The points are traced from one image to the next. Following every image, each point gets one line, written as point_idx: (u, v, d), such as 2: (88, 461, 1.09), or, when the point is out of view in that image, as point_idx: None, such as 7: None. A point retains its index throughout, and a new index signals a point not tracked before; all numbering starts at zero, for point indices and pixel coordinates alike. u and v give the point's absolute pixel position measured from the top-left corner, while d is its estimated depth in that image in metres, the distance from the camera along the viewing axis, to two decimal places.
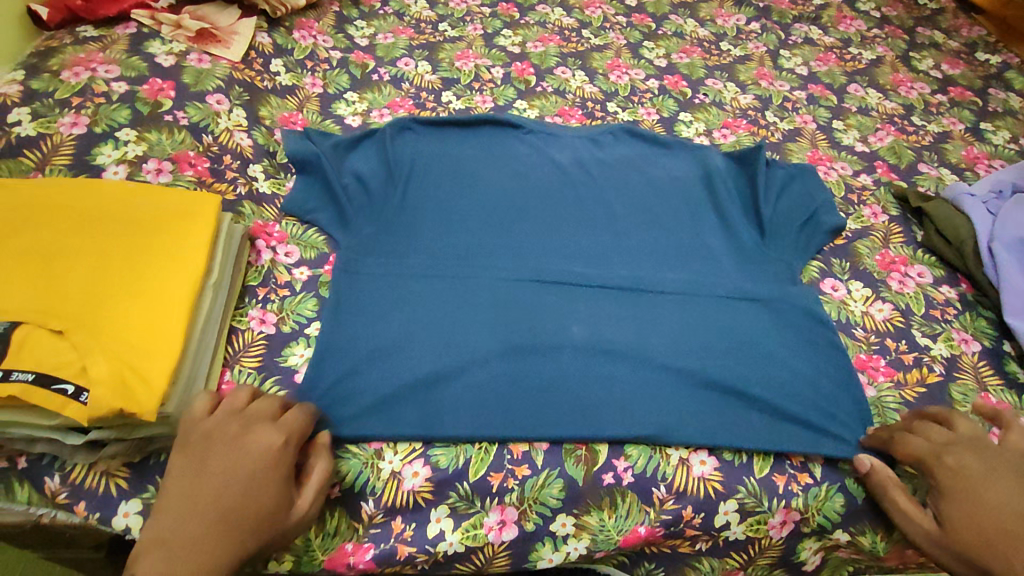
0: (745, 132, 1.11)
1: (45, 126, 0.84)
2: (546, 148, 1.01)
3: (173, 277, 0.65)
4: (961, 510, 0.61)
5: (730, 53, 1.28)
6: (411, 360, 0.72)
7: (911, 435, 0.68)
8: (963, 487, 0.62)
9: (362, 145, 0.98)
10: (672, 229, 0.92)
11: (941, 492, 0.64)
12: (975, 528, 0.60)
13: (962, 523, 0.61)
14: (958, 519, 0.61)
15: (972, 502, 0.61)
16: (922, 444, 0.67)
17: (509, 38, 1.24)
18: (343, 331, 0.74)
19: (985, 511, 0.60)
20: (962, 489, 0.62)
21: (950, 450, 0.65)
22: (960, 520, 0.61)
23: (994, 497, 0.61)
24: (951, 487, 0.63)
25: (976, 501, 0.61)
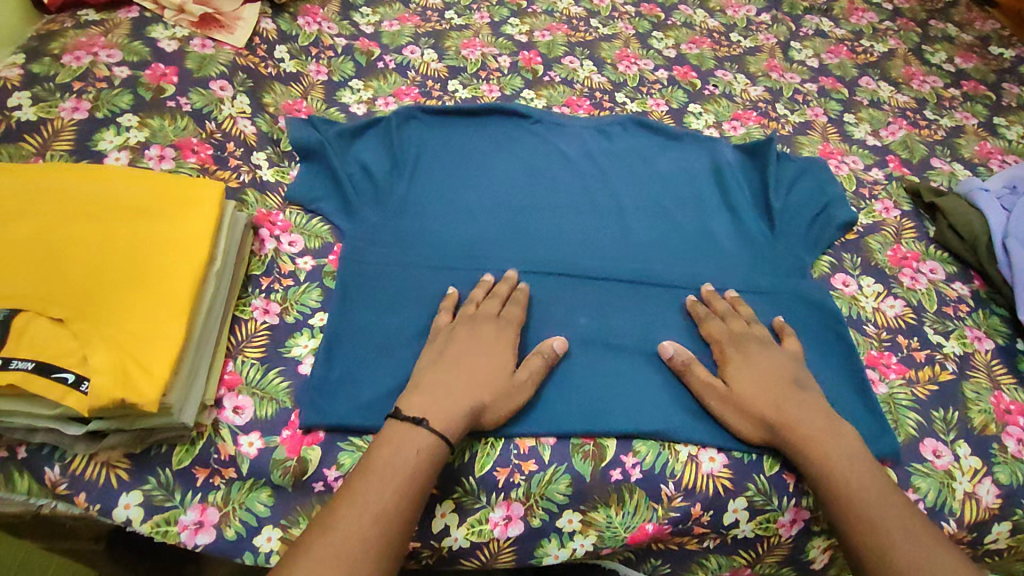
0: (756, 124, 1.09)
1: (46, 111, 0.82)
2: (554, 138, 1.00)
3: (175, 264, 0.64)
4: (750, 378, 0.69)
5: (741, 44, 1.26)
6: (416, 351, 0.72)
7: (712, 319, 0.75)
8: (755, 361, 0.70)
9: (367, 134, 0.97)
10: (681, 221, 0.90)
11: (729, 362, 0.71)
12: (760, 396, 0.68)
13: (752, 390, 0.68)
14: (746, 385, 0.69)
15: (749, 371, 0.69)
16: (719, 327, 0.74)
17: (516, 27, 1.22)
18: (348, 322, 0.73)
19: (765, 381, 0.69)
20: (751, 363, 0.70)
21: (744, 332, 0.73)
22: (748, 387, 0.69)
23: (774, 371, 0.69)
24: (741, 359, 0.71)
25: (756, 371, 0.69)
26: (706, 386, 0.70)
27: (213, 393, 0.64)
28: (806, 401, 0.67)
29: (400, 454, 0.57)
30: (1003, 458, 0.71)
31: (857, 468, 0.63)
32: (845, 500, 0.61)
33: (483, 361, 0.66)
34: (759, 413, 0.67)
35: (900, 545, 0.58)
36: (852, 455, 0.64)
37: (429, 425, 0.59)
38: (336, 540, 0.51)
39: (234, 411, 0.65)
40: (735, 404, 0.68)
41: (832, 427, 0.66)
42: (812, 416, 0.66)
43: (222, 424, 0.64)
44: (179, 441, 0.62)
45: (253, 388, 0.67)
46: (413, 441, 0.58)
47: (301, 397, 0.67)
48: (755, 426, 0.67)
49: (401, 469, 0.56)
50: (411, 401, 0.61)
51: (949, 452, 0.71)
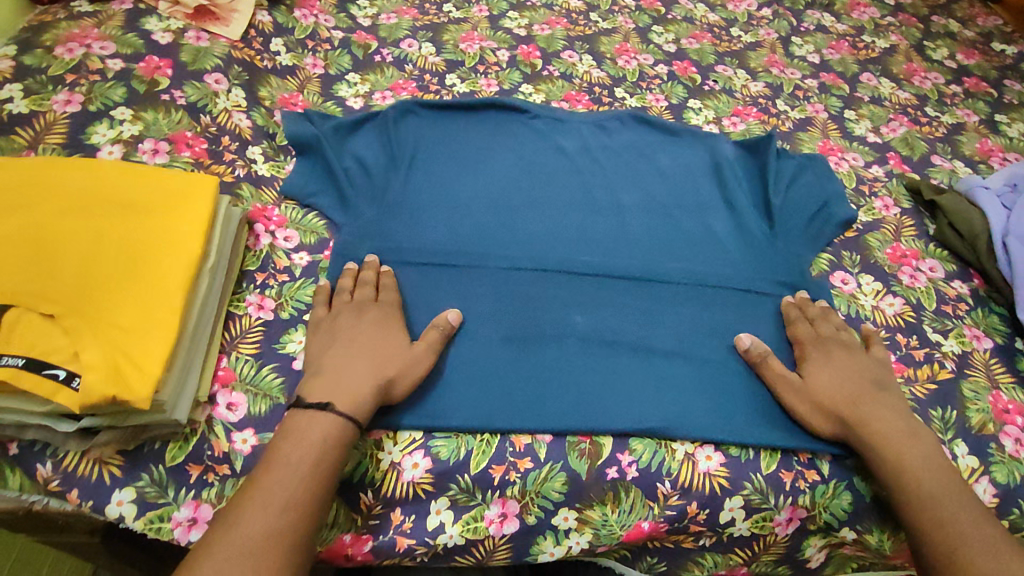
0: (755, 120, 1.08)
1: (38, 103, 0.81)
2: (553, 134, 0.99)
3: (168, 259, 0.63)
4: (831, 376, 0.70)
5: (741, 39, 1.25)
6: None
7: (799, 320, 0.76)
8: (837, 362, 0.71)
9: (364, 128, 0.96)
10: (679, 217, 0.90)
11: (808, 361, 0.72)
12: (844, 397, 0.68)
13: (834, 387, 0.69)
14: (825, 383, 0.70)
15: (832, 371, 0.70)
16: (806, 329, 0.75)
17: (515, 21, 1.21)
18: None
19: (845, 382, 0.69)
20: (835, 364, 0.71)
21: (828, 336, 0.74)
22: (829, 384, 0.70)
23: (858, 371, 0.70)
24: (822, 359, 0.72)
25: (838, 371, 0.70)
26: (781, 379, 0.71)
27: (207, 389, 0.64)
28: (886, 403, 0.68)
29: (301, 445, 0.56)
30: (1000, 458, 0.70)
31: (929, 469, 0.64)
32: (915, 499, 0.62)
33: (376, 343, 0.66)
34: (833, 407, 0.68)
35: (970, 542, 0.59)
36: (929, 459, 0.64)
37: (335, 410, 0.59)
38: (239, 536, 0.50)
39: (227, 408, 0.64)
40: (810, 397, 0.69)
41: (911, 431, 0.66)
42: (891, 417, 0.67)
43: (216, 421, 0.63)
44: (172, 437, 0.61)
45: (247, 384, 0.66)
46: (316, 430, 0.58)
47: (295, 393, 0.67)
48: (828, 419, 0.68)
49: (303, 460, 0.56)
50: (313, 390, 0.61)
51: (946, 451, 0.70)
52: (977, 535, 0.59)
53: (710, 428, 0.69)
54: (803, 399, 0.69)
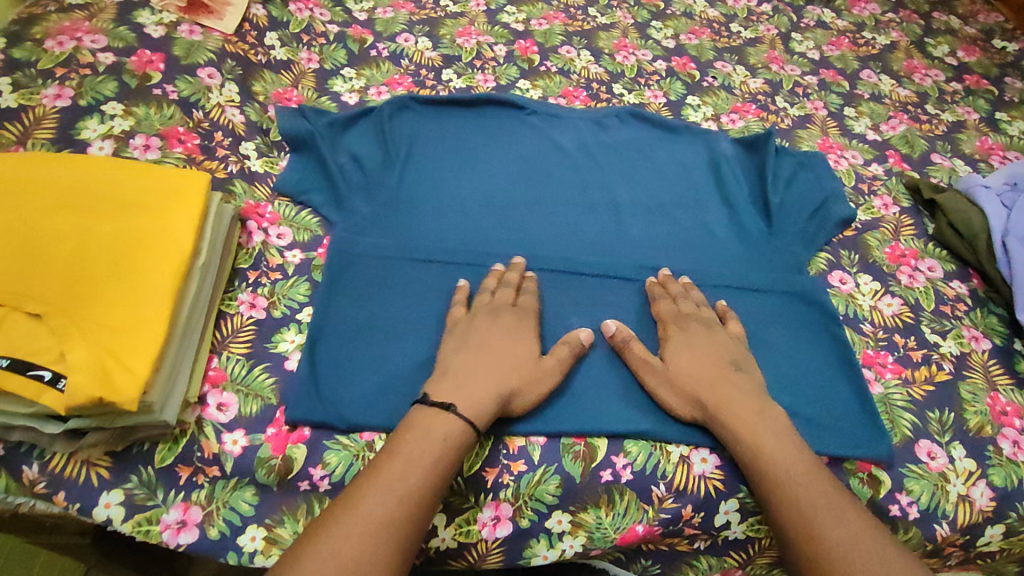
0: (754, 117, 1.07)
1: (27, 98, 0.80)
2: (551, 130, 0.98)
3: (157, 257, 0.62)
4: (687, 356, 0.69)
5: (741, 35, 1.24)
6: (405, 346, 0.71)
7: (662, 298, 0.75)
8: (697, 342, 0.70)
9: (360, 124, 0.95)
10: (676, 215, 0.89)
11: (669, 341, 0.71)
12: (693, 378, 0.67)
13: (682, 370, 0.68)
14: (683, 364, 0.68)
15: (688, 354, 0.69)
16: (668, 306, 0.74)
17: (513, 15, 1.20)
18: (337, 315, 0.72)
19: (702, 362, 0.68)
20: (688, 343, 0.70)
21: (689, 313, 0.73)
22: (685, 364, 0.68)
23: (714, 352, 0.69)
24: (681, 338, 0.70)
25: (696, 351, 0.69)
26: (643, 363, 0.69)
27: (197, 390, 0.63)
28: (739, 382, 0.67)
29: (426, 441, 0.57)
30: (997, 461, 0.70)
31: (785, 451, 0.62)
32: (772, 477, 0.60)
33: (509, 350, 0.66)
34: (693, 390, 0.66)
35: (820, 519, 0.57)
36: (783, 441, 0.63)
37: (456, 411, 0.59)
38: (362, 519, 0.51)
39: (218, 408, 0.64)
40: (668, 380, 0.68)
41: (762, 407, 0.65)
42: (744, 394, 0.66)
43: (205, 422, 0.63)
44: (161, 438, 0.61)
45: (238, 385, 0.66)
46: (445, 430, 0.58)
47: (287, 393, 0.66)
48: (686, 403, 0.67)
49: (426, 455, 0.56)
50: (450, 389, 0.61)
51: (943, 454, 0.70)
52: (826, 510, 0.58)
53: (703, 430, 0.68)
54: (667, 385, 0.68)
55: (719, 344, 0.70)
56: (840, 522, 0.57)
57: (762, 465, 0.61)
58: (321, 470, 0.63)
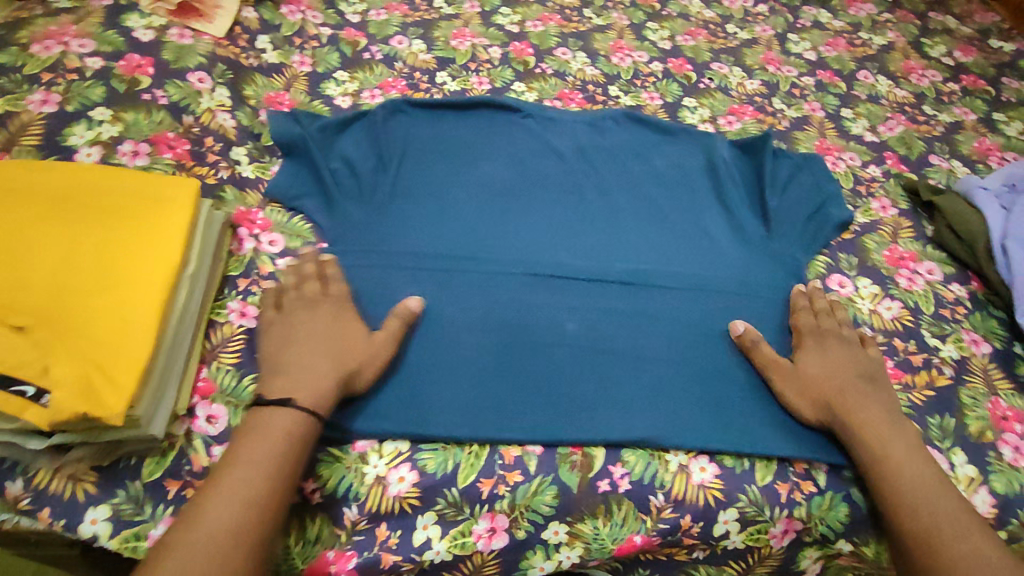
0: (751, 119, 1.06)
1: (12, 104, 0.79)
2: (546, 134, 0.98)
3: (145, 268, 0.62)
4: (820, 364, 0.70)
5: (737, 36, 1.24)
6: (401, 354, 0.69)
7: (804, 310, 0.76)
8: (840, 352, 0.71)
9: (354, 128, 0.94)
10: (673, 217, 0.88)
11: (802, 350, 0.72)
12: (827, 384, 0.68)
13: (813, 376, 0.69)
14: (814, 370, 0.70)
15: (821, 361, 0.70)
16: (807, 319, 0.75)
17: (507, 17, 1.19)
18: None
19: (836, 369, 0.69)
20: (824, 352, 0.71)
21: (829, 327, 0.73)
22: (818, 369, 0.69)
23: (851, 363, 0.70)
24: (817, 345, 0.72)
25: (829, 360, 0.70)
26: (774, 364, 0.71)
27: (185, 402, 0.62)
28: (875, 393, 0.68)
29: (266, 440, 0.55)
30: (999, 467, 0.69)
31: (915, 463, 0.63)
32: (896, 485, 0.62)
33: (335, 335, 0.64)
34: (822, 394, 0.68)
35: (943, 526, 0.59)
36: (912, 453, 0.63)
37: (296, 405, 0.58)
38: (201, 532, 0.50)
39: (207, 421, 0.63)
40: (800, 384, 0.69)
41: (894, 417, 0.66)
42: (875, 403, 0.67)
43: (195, 434, 0.62)
44: (149, 452, 0.60)
45: (228, 396, 0.65)
46: (288, 426, 0.57)
47: None
48: (815, 407, 0.68)
49: (269, 456, 0.55)
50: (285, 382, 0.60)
51: (944, 460, 0.69)
52: (950, 518, 0.59)
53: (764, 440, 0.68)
54: (797, 386, 0.69)
55: (859, 355, 0.70)
56: (960, 528, 0.58)
57: (888, 470, 0.63)
58: (314, 483, 0.62)
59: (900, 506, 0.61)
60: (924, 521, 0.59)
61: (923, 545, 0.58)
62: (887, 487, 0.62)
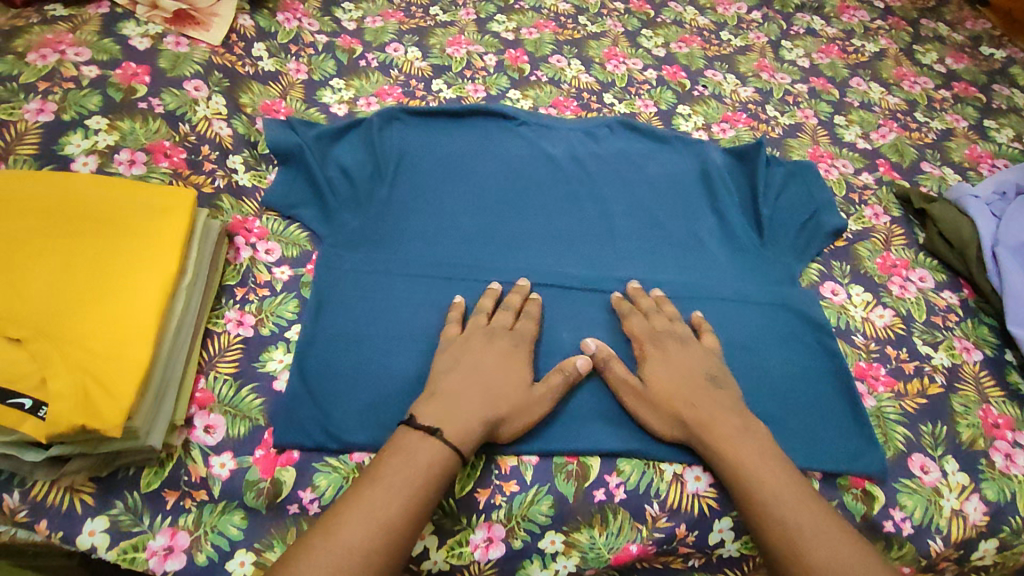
0: (745, 126, 1.07)
1: (8, 113, 0.79)
2: (541, 142, 0.99)
3: (142, 279, 0.62)
4: (665, 371, 0.68)
5: (731, 43, 1.25)
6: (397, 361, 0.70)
7: (633, 315, 0.74)
8: (685, 360, 0.69)
9: (351, 136, 0.95)
10: (668, 226, 0.89)
11: (648, 360, 0.69)
12: (670, 391, 0.66)
13: (665, 391, 0.67)
14: (661, 380, 0.67)
15: (661, 366, 0.68)
16: (641, 324, 0.73)
17: (503, 24, 1.20)
18: (326, 329, 0.72)
19: (674, 376, 0.67)
20: (668, 360, 0.69)
21: (661, 329, 0.72)
22: (664, 382, 0.67)
23: (687, 368, 0.68)
24: (659, 356, 0.69)
25: (671, 367, 0.68)
26: (623, 383, 0.68)
27: (183, 414, 0.62)
28: (718, 398, 0.66)
29: (411, 466, 0.55)
30: (991, 475, 0.70)
31: (765, 466, 0.61)
32: (750, 495, 0.59)
33: (498, 374, 0.64)
34: (669, 404, 0.66)
35: (805, 537, 0.56)
36: (764, 458, 0.62)
37: (442, 436, 0.57)
38: (332, 553, 0.49)
39: (205, 431, 0.63)
40: (649, 399, 0.67)
41: (745, 426, 0.64)
42: (728, 413, 0.65)
43: (193, 444, 0.62)
44: (147, 463, 0.60)
45: (225, 406, 0.65)
46: (423, 452, 0.56)
47: (276, 413, 0.65)
48: (669, 424, 0.66)
49: (413, 481, 0.54)
50: (446, 413, 0.60)
51: (936, 468, 0.70)
52: (812, 529, 0.56)
53: (685, 447, 0.67)
54: (647, 403, 0.67)
55: (697, 364, 0.68)
56: (830, 540, 0.55)
57: (748, 484, 0.60)
58: (311, 493, 0.62)
59: (763, 523, 0.58)
60: (790, 536, 0.56)
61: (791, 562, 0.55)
62: (750, 504, 0.59)
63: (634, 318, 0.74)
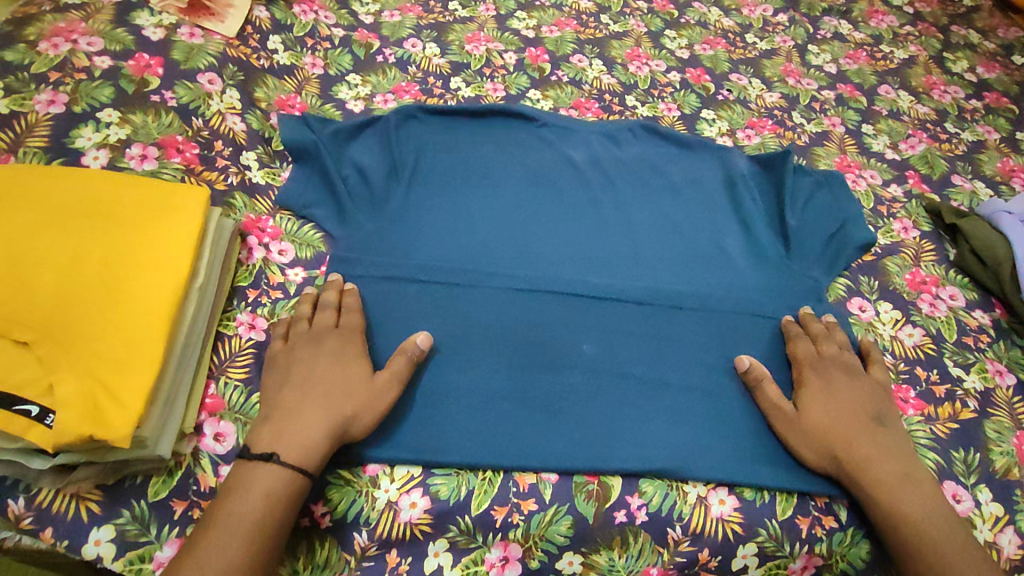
0: (771, 133, 1.04)
1: (18, 103, 0.77)
2: (562, 145, 0.97)
3: (154, 282, 0.60)
4: (827, 407, 0.67)
5: (756, 46, 1.22)
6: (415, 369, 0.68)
7: (800, 338, 0.73)
8: (841, 391, 0.68)
9: (366, 134, 0.92)
10: (692, 236, 0.87)
11: (805, 388, 0.69)
12: (835, 426, 0.66)
13: (827, 422, 0.66)
14: (822, 414, 0.66)
15: (825, 399, 0.67)
16: (807, 349, 0.72)
17: (523, 21, 1.18)
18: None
19: (844, 412, 0.66)
20: (834, 390, 0.68)
21: (828, 357, 0.71)
22: (822, 416, 0.66)
23: (856, 404, 0.67)
24: (820, 386, 0.69)
25: (836, 401, 0.67)
26: (777, 409, 0.68)
27: (192, 421, 0.60)
28: (884, 438, 0.65)
29: (246, 501, 0.53)
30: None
31: (929, 517, 0.61)
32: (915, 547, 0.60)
33: (326, 380, 0.61)
34: (830, 441, 0.65)
35: None
36: (926, 503, 0.62)
37: (279, 461, 0.55)
38: None
39: (215, 439, 0.61)
40: (803, 430, 0.66)
41: (909, 466, 0.64)
42: (889, 448, 0.65)
43: (202, 453, 0.60)
44: (155, 471, 0.58)
45: (236, 414, 0.63)
46: (261, 484, 0.54)
47: None
48: (821, 455, 0.65)
49: (249, 517, 0.52)
50: (285, 429, 0.57)
51: (969, 497, 0.67)
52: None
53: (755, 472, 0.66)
54: (802, 434, 0.66)
55: (853, 398, 0.67)
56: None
57: (905, 526, 0.61)
58: (324, 506, 0.60)
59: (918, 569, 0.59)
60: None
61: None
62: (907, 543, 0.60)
63: (799, 343, 0.73)
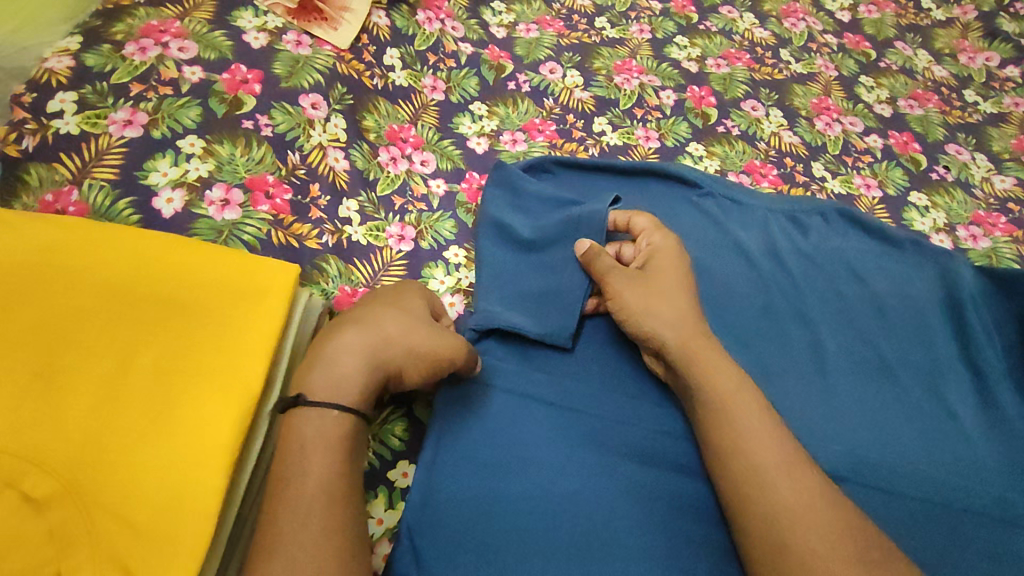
0: (1003, 235, 0.82)
1: (91, 122, 0.63)
2: (730, 223, 0.76)
3: (212, 414, 0.46)
4: (664, 279, 0.63)
5: (978, 107, 0.96)
6: (556, 527, 0.55)
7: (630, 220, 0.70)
8: (656, 254, 0.65)
9: (532, 193, 0.74)
10: (902, 378, 0.67)
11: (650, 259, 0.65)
12: (670, 289, 0.62)
13: (635, 285, 0.62)
14: (663, 281, 0.62)
15: (666, 268, 0.64)
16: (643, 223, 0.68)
17: (685, 50, 0.96)
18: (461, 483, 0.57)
19: (675, 285, 0.62)
20: (670, 261, 0.64)
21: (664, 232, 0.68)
22: (661, 283, 0.62)
23: (683, 281, 0.63)
24: (664, 253, 0.65)
25: (671, 274, 0.63)
26: (610, 266, 0.64)
27: None
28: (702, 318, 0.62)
29: (312, 455, 0.46)
30: None
31: (740, 393, 0.55)
32: (717, 417, 0.54)
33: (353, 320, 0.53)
34: (673, 308, 0.60)
35: (778, 493, 0.49)
36: (741, 388, 0.55)
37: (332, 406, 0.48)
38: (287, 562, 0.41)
39: None
40: (640, 289, 0.62)
41: (721, 352, 0.58)
42: (680, 305, 0.61)
43: None
44: None
45: None
46: (324, 431, 0.47)
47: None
48: (654, 317, 0.60)
49: (318, 471, 0.46)
50: (324, 376, 0.49)
51: None
52: (791, 485, 0.49)
53: None
54: (637, 294, 0.61)
55: (662, 263, 0.64)
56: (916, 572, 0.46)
57: (716, 400, 0.55)
58: None
59: (726, 466, 0.52)
60: (757, 493, 0.50)
61: (769, 552, 0.47)
62: (721, 480, 0.52)
63: (638, 217, 0.68)
